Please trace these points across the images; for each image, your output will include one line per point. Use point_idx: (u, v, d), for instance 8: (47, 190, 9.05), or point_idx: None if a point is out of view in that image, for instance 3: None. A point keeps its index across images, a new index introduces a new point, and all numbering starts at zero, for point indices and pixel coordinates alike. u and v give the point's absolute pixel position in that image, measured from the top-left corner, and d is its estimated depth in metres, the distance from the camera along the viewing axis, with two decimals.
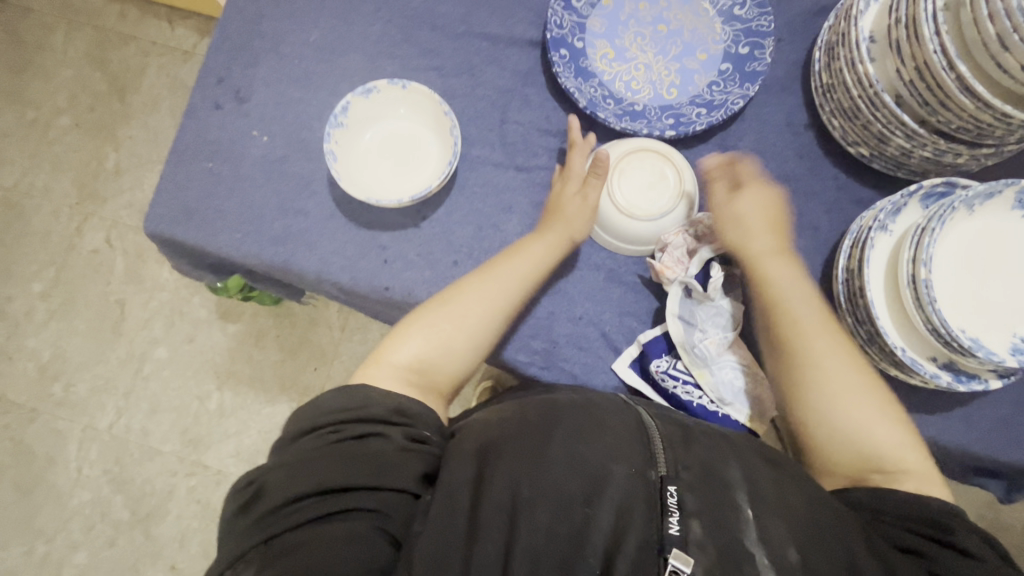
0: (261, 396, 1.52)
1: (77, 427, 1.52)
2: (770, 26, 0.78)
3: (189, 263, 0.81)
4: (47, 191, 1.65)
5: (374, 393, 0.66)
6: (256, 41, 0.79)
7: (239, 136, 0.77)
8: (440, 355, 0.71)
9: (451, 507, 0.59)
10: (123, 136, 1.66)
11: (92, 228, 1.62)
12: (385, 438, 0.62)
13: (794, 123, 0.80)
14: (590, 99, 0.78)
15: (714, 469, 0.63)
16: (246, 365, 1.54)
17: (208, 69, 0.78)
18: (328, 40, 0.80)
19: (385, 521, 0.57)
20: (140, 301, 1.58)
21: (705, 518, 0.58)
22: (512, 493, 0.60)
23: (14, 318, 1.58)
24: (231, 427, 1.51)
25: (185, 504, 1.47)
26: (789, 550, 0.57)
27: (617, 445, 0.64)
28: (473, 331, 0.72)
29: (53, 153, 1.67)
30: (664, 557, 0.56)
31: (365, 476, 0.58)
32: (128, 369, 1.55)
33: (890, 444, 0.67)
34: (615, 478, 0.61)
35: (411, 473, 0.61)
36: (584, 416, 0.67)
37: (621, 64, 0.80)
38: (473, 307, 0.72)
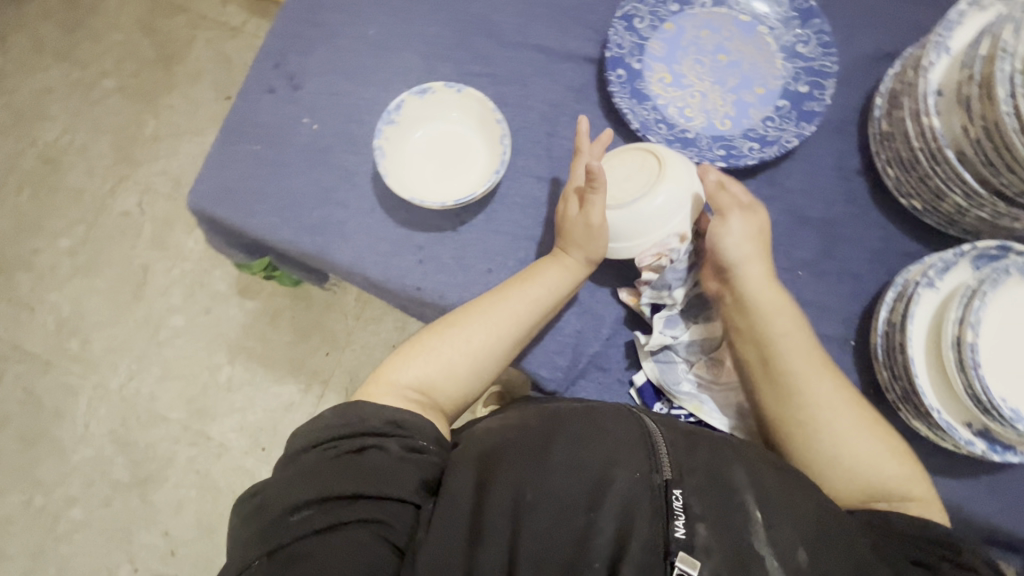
0: (269, 375, 1.53)
1: (88, 384, 1.54)
2: (834, 67, 0.76)
3: (224, 241, 0.82)
4: (84, 150, 1.67)
5: (369, 408, 0.65)
6: (314, 30, 0.80)
7: (288, 122, 0.77)
8: (443, 376, 0.71)
9: (457, 511, 0.60)
10: (163, 104, 1.69)
11: (125, 191, 1.65)
12: (382, 449, 0.63)
13: (844, 168, 0.79)
14: (643, 122, 0.76)
15: (720, 474, 0.62)
16: (259, 342, 1.55)
17: (264, 53, 0.79)
18: (384, 36, 0.80)
19: (386, 528, 0.58)
20: (163, 268, 1.60)
21: (712, 521, 0.58)
22: (515, 493, 0.61)
23: (38, 270, 1.61)
24: (237, 402, 1.52)
25: (184, 472, 1.49)
26: (798, 551, 0.57)
27: (618, 447, 0.63)
28: (478, 357, 0.72)
29: (95, 114, 1.69)
30: (669, 562, 0.56)
31: (365, 485, 0.59)
32: (143, 332, 1.57)
33: (893, 479, 0.67)
34: (620, 483, 0.60)
35: (409, 480, 0.61)
36: (583, 420, 0.66)
37: (677, 90, 0.78)
38: (476, 334, 0.71)
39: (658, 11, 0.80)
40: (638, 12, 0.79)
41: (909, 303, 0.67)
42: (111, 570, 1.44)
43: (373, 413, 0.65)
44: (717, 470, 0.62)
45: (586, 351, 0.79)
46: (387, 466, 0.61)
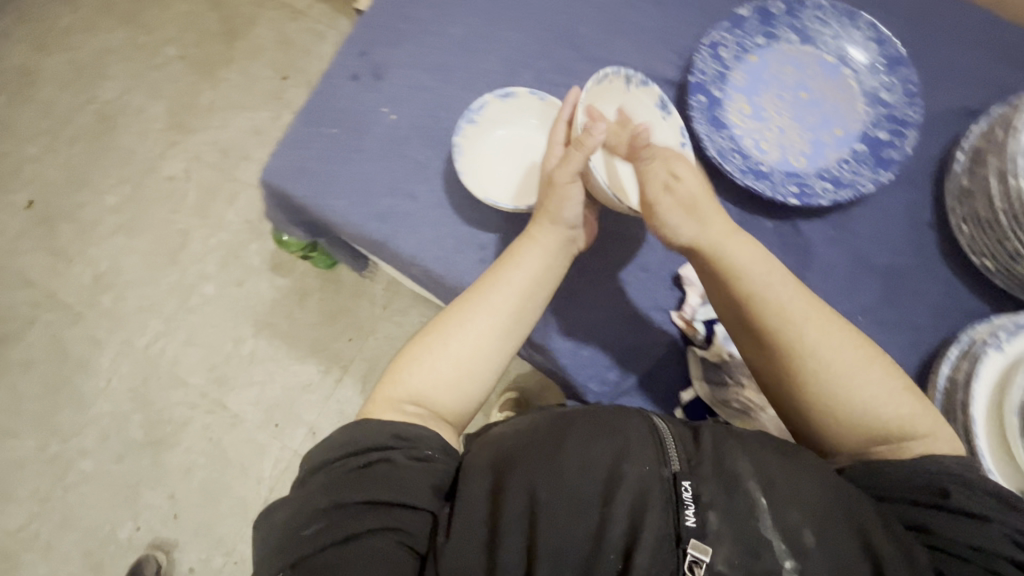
0: (292, 353, 1.55)
1: (115, 340, 1.57)
2: (918, 117, 0.75)
3: (286, 217, 0.84)
4: (140, 112, 1.72)
5: (375, 423, 0.64)
6: (403, 23, 0.82)
7: (369, 110, 0.79)
8: (437, 386, 0.68)
9: (473, 513, 0.59)
10: (221, 77, 1.73)
11: (174, 156, 1.68)
12: (390, 460, 0.61)
13: (916, 219, 0.79)
14: (718, 150, 0.76)
15: (724, 463, 0.60)
16: (285, 320, 1.57)
17: (352, 41, 0.81)
18: (471, 37, 0.82)
19: (406, 536, 0.58)
20: (201, 236, 1.63)
21: (721, 509, 0.57)
22: (530, 496, 0.59)
23: (81, 223, 1.65)
24: (257, 376, 1.54)
25: (197, 438, 1.50)
26: (805, 533, 0.56)
27: (618, 435, 0.62)
28: (470, 360, 0.69)
29: (154, 79, 1.74)
30: (681, 550, 0.55)
31: (382, 493, 0.59)
32: (174, 296, 1.60)
33: (901, 420, 0.63)
34: (629, 475, 0.59)
35: (423, 485, 0.61)
36: (589, 419, 0.64)
37: (755, 122, 0.79)
38: (465, 335, 0.70)
39: (744, 42, 0.80)
40: (725, 40, 0.79)
41: (973, 362, 0.68)
42: (115, 525, 1.46)
43: (374, 430, 0.63)
44: (722, 457, 0.61)
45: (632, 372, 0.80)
46: (397, 476, 0.60)
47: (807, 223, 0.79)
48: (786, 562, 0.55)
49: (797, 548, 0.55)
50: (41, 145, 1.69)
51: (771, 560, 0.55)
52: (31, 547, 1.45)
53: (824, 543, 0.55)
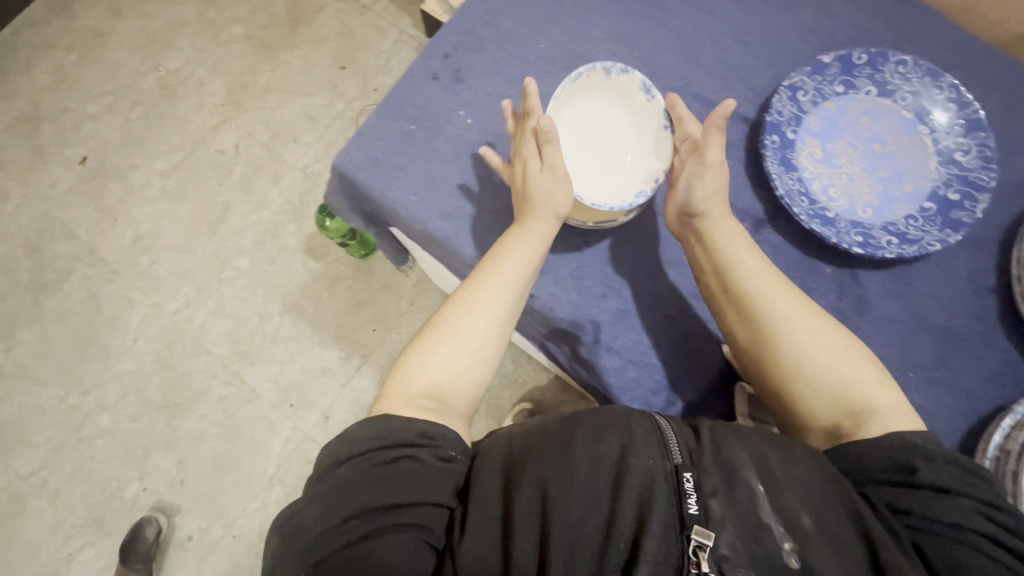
0: (315, 336, 1.57)
1: (147, 301, 1.61)
2: (990, 182, 0.75)
3: (348, 204, 0.86)
4: (200, 85, 1.77)
5: (398, 421, 0.64)
6: (489, 32, 0.85)
7: (447, 112, 0.81)
8: (449, 376, 0.70)
9: (488, 508, 0.60)
10: (282, 60, 1.77)
11: (226, 130, 1.73)
12: (416, 459, 0.62)
13: (977, 283, 0.78)
14: (787, 191, 0.76)
15: (724, 456, 0.60)
16: (313, 303, 1.59)
17: (438, 43, 0.84)
18: (553, 52, 0.84)
19: (428, 535, 0.58)
20: (243, 211, 1.66)
21: (723, 497, 0.57)
22: (540, 490, 0.58)
23: (130, 184, 1.69)
24: (278, 354, 1.56)
25: (212, 408, 1.52)
26: (803, 517, 0.56)
27: (618, 425, 0.63)
28: (478, 348, 0.72)
29: (218, 55, 1.79)
30: (686, 536, 0.54)
31: (408, 492, 0.59)
32: (209, 266, 1.63)
33: (860, 380, 0.67)
34: (635, 463, 0.59)
35: (444, 485, 0.61)
36: (594, 417, 0.64)
37: (825, 167, 0.80)
38: (475, 323, 0.72)
39: (823, 88, 0.81)
40: (804, 84, 0.80)
41: None
42: (121, 483, 1.48)
43: (383, 425, 0.64)
44: (722, 450, 0.61)
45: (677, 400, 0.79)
46: (422, 474, 0.61)
47: (867, 273, 0.79)
48: (788, 548, 0.54)
49: (798, 534, 0.55)
50: (102, 105, 1.75)
51: (776, 548, 0.55)
52: (39, 493, 1.47)
53: (825, 534, 0.55)
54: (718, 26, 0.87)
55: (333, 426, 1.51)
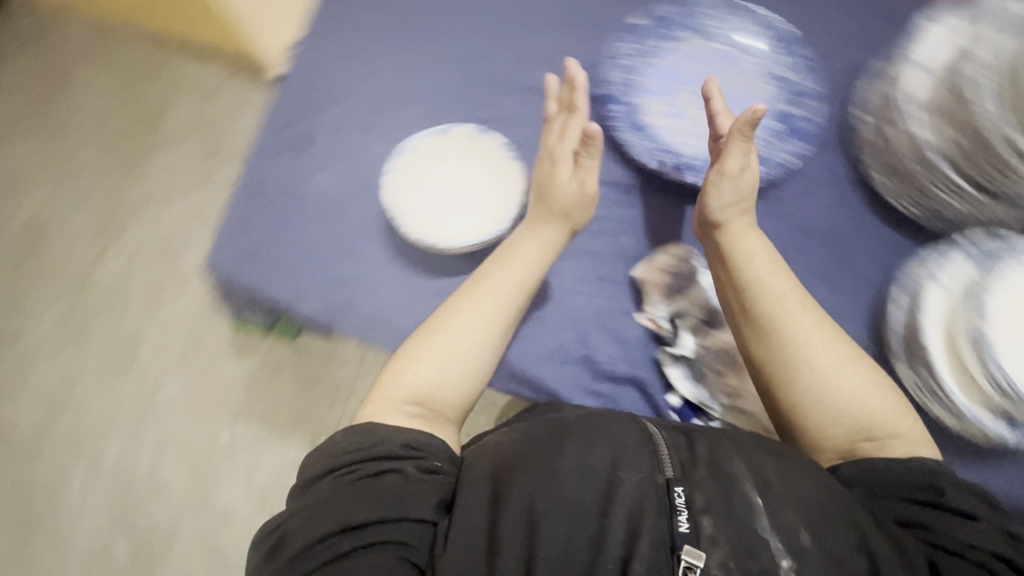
0: (273, 434, 1.49)
1: (83, 461, 1.48)
2: (814, 88, 0.94)
3: None
4: (69, 220, 1.66)
5: (382, 427, 0.65)
6: (323, 99, 0.99)
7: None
8: (440, 384, 0.70)
9: (471, 531, 0.56)
10: (146, 168, 1.69)
11: (110, 257, 1.62)
12: (401, 471, 0.61)
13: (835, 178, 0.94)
14: (649, 154, 0.94)
15: (721, 465, 0.59)
16: (261, 401, 1.51)
17: (278, 122, 0.99)
18: (381, 98, 0.99)
19: (405, 546, 0.56)
20: (155, 333, 1.56)
21: (717, 512, 0.55)
22: (529, 504, 0.56)
23: (25, 348, 1.56)
24: (243, 464, 1.47)
25: (192, 546, 1.42)
26: (801, 533, 0.53)
27: (626, 450, 0.60)
28: (469, 356, 0.72)
29: (79, 185, 1.69)
30: (676, 556, 0.52)
31: (390, 508, 0.57)
32: (138, 402, 1.52)
33: (883, 412, 0.66)
34: (625, 483, 0.57)
35: (428, 498, 0.59)
36: (586, 423, 0.64)
37: (675, 117, 0.96)
38: (464, 330, 0.73)
39: (647, 50, 0.98)
40: (631, 53, 0.98)
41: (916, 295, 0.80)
42: None
43: (373, 432, 0.64)
44: (719, 460, 0.59)
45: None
46: (404, 488, 0.59)
47: None
48: (784, 564, 0.52)
49: (795, 550, 0.52)
50: None
51: (771, 560, 0.52)
52: None
53: (820, 548, 0.53)
54: (520, 38, 1.01)
55: None
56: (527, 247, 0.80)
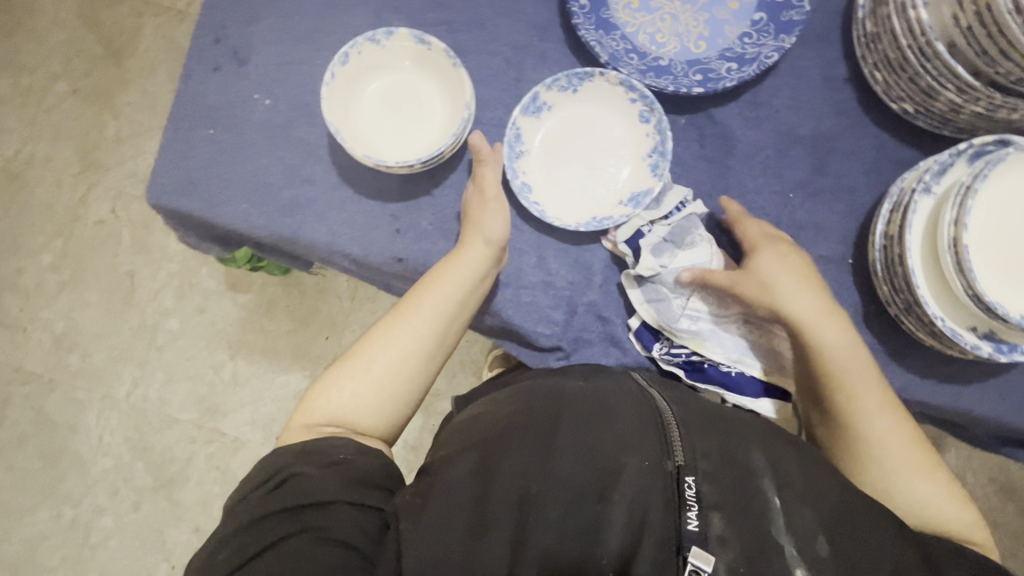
0: (249, 390, 1.37)
1: (61, 554, 1.34)
2: None
3: (196, 235, 0.67)
4: (49, 160, 1.43)
5: (285, 450, 0.48)
6: None
7: (230, 97, 0.60)
8: (350, 405, 0.52)
9: (457, 525, 0.44)
10: (27, 212, 1.42)
11: (30, 357, 1.40)
12: (303, 474, 0.46)
13: (828, 76, 0.58)
14: (612, 54, 0.57)
15: (618, 422, 0.50)
16: (228, 370, 1.38)
17: None
18: None
19: (333, 531, 0.43)
20: (96, 411, 1.38)
21: (728, 508, 0.44)
22: (519, 488, 0.46)
23: (24, 289, 1.41)
24: (212, 453, 1.36)
25: (183, 535, 1.34)
26: (817, 539, 0.43)
27: (533, 420, 0.51)
28: (388, 383, 0.53)
29: (51, 123, 1.43)
30: (682, 556, 0.42)
31: (294, 499, 0.44)
32: (77, 528, 1.35)
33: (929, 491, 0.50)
34: (507, 460, 0.48)
35: (331, 482, 0.45)
36: (592, 403, 0.52)
37: (646, 14, 0.58)
38: (385, 358, 0.53)
39: None
40: None
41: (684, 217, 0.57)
42: (150, 568, 1.33)
43: (278, 459, 0.48)
44: (615, 417, 0.50)
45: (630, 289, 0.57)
46: (312, 483, 0.45)
47: (719, 110, 0.58)
48: (795, 574, 0.42)
49: (808, 557, 0.43)
50: None
51: (780, 565, 0.42)
52: None
53: (838, 557, 0.43)
54: None
55: None
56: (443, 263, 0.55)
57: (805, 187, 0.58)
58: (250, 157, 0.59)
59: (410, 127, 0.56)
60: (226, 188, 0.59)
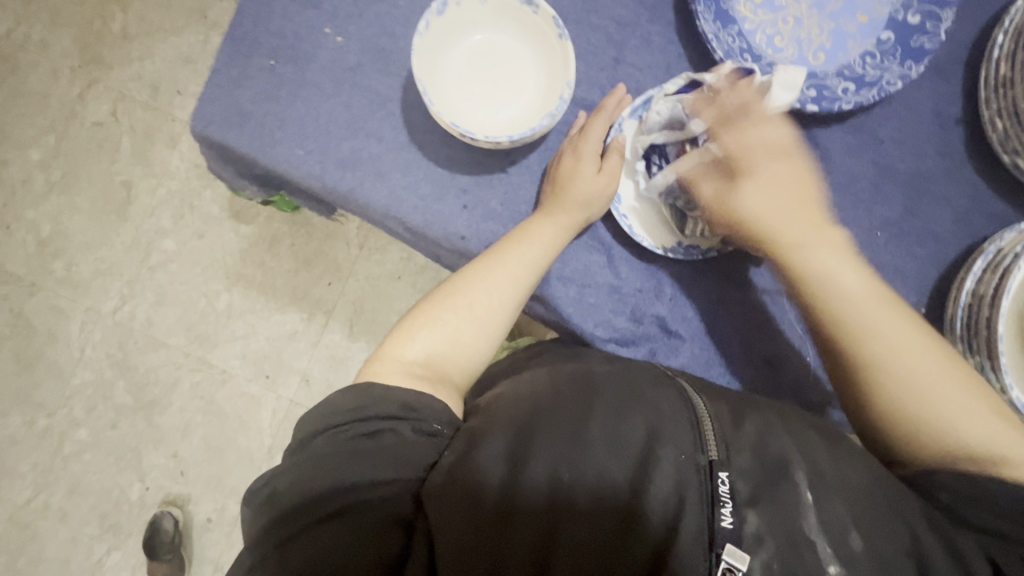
0: (242, 322, 1.29)
1: (26, 465, 1.26)
2: None
3: (235, 170, 0.61)
4: (46, 46, 1.30)
5: (381, 388, 0.47)
6: None
7: (297, 25, 0.54)
8: (450, 346, 0.52)
9: (489, 519, 0.42)
10: (18, 98, 1.30)
11: (9, 254, 1.29)
12: (396, 432, 0.45)
13: (938, 114, 0.55)
14: (727, 51, 0.52)
15: (654, 409, 0.46)
16: (222, 299, 1.29)
17: None
18: None
19: (395, 508, 0.42)
20: (78, 322, 1.29)
21: (763, 504, 0.41)
22: (551, 480, 0.43)
23: (9, 183, 1.29)
24: (197, 382, 1.28)
25: (158, 461, 1.27)
26: (851, 533, 0.41)
27: (563, 405, 0.47)
28: (487, 321, 0.53)
29: (52, 5, 1.30)
30: (714, 554, 0.40)
31: (379, 467, 0.43)
32: (47, 441, 1.27)
33: (933, 402, 0.47)
34: (537, 451, 0.44)
35: (422, 459, 0.45)
36: (627, 390, 0.47)
37: (767, 12, 0.54)
38: (482, 296, 0.52)
39: None
40: None
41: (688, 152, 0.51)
42: (123, 487, 1.26)
43: (359, 392, 0.47)
44: (647, 402, 0.46)
45: (694, 302, 0.55)
46: (404, 455, 0.44)
47: (823, 132, 0.55)
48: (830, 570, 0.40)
49: (843, 555, 0.40)
50: None
51: (815, 564, 0.40)
52: (45, 515, 1.25)
53: (874, 554, 0.40)
54: None
55: (317, 390, 1.28)
56: (541, 225, 0.52)
57: (893, 227, 0.55)
58: (314, 97, 0.54)
59: (497, 93, 0.52)
60: (282, 126, 0.53)
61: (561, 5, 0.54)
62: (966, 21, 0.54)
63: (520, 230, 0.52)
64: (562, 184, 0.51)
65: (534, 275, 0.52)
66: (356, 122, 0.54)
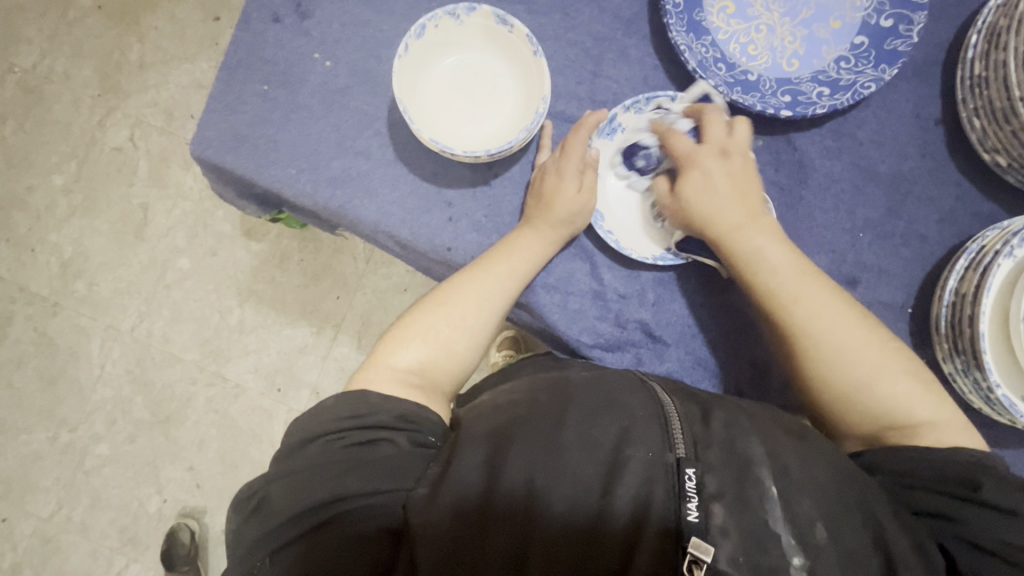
0: (253, 336, 1.33)
1: (49, 479, 1.30)
2: None
3: (234, 190, 0.64)
4: (68, 77, 1.37)
5: (375, 396, 0.48)
6: None
7: (288, 52, 0.56)
8: (443, 356, 0.54)
9: (467, 521, 0.43)
10: (41, 127, 1.36)
11: (34, 276, 1.34)
12: (394, 442, 0.46)
13: (916, 115, 0.55)
14: (701, 61, 0.53)
15: (625, 411, 0.47)
16: (235, 315, 1.33)
17: None
18: None
19: (387, 516, 0.43)
20: (98, 339, 1.34)
21: (730, 499, 0.42)
22: (526, 481, 0.44)
23: (34, 207, 1.36)
24: (211, 395, 1.32)
25: (175, 474, 1.30)
26: (816, 527, 0.41)
27: (538, 408, 0.48)
28: (476, 331, 0.55)
29: (73, 38, 1.37)
30: (681, 547, 0.40)
31: (369, 475, 0.44)
32: (70, 456, 1.31)
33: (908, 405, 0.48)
34: (513, 454, 0.45)
35: (410, 466, 0.45)
36: (601, 394, 0.49)
37: (740, 22, 0.55)
38: (471, 307, 0.54)
39: None
40: None
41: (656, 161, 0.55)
42: (141, 500, 1.30)
43: (351, 400, 0.48)
44: (620, 405, 0.48)
45: (678, 307, 0.56)
46: (396, 466, 0.45)
47: (801, 137, 0.56)
48: (794, 562, 0.40)
49: (808, 547, 0.41)
50: None
51: (779, 557, 0.40)
52: (68, 528, 1.29)
53: (839, 546, 0.41)
54: None
55: None
56: (525, 237, 0.53)
57: (875, 228, 0.55)
58: (304, 118, 0.56)
59: (478, 110, 0.54)
60: (275, 148, 0.56)
61: (540, 23, 0.55)
62: (941, 22, 0.55)
63: (505, 241, 0.54)
64: (546, 201, 0.52)
65: (520, 283, 0.54)
66: (344, 142, 0.56)
